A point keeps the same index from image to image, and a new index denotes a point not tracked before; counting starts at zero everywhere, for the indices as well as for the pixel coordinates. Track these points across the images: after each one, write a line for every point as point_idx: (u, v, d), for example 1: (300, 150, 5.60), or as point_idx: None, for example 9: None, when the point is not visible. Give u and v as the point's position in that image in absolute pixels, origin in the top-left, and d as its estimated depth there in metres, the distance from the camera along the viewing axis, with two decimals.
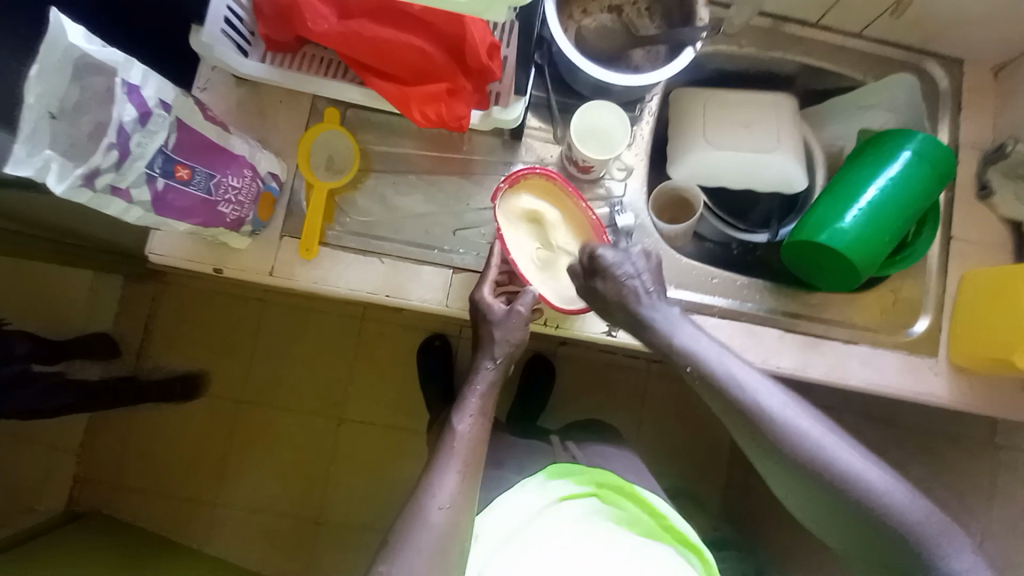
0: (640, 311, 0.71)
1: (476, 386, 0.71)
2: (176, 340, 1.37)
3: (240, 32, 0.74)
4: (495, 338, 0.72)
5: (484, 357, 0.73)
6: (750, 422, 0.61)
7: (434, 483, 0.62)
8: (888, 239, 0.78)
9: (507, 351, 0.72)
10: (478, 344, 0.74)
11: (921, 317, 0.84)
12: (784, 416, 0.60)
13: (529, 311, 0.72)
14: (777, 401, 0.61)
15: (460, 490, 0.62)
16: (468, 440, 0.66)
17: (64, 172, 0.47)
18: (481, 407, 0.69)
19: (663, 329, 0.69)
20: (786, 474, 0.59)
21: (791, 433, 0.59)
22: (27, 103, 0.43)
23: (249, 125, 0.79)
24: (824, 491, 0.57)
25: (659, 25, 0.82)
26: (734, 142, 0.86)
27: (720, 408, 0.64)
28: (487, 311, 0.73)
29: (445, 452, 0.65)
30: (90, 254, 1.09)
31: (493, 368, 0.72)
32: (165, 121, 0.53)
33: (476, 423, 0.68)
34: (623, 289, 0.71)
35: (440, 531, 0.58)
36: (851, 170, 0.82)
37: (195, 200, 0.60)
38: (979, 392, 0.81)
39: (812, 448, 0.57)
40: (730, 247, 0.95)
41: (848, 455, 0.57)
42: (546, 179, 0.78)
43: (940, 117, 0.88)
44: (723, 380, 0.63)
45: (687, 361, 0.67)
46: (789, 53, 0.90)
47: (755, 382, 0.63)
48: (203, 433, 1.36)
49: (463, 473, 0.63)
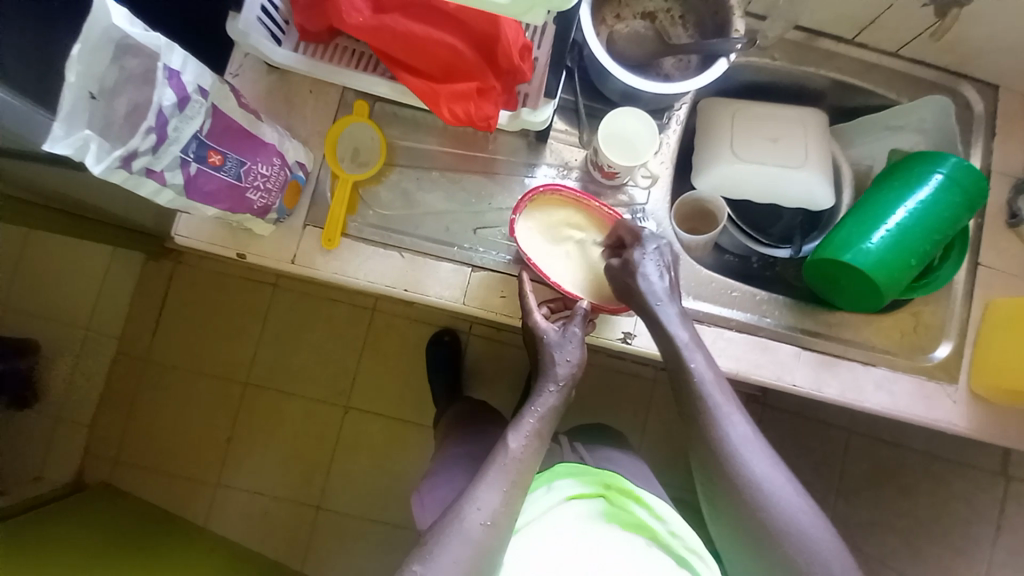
0: (652, 304, 0.68)
1: (535, 409, 0.67)
2: (190, 320, 1.39)
3: (275, 21, 0.75)
4: (559, 360, 0.69)
5: (541, 385, 0.69)
6: (734, 502, 0.60)
7: (476, 495, 0.61)
8: (913, 262, 0.77)
9: (570, 372, 0.69)
10: (539, 371, 0.71)
11: (943, 343, 0.83)
12: (775, 502, 0.59)
13: (579, 352, 0.70)
14: (777, 484, 0.60)
15: (504, 505, 0.61)
16: (520, 463, 0.64)
17: (101, 152, 0.47)
18: (538, 428, 0.66)
19: (694, 364, 0.66)
20: (728, 521, 0.61)
21: (756, 487, 0.60)
22: (67, 81, 0.44)
23: (277, 112, 0.80)
24: (751, 525, 0.59)
25: (691, 34, 0.82)
26: (761, 155, 0.85)
27: (712, 480, 0.62)
28: (542, 336, 0.71)
29: (495, 465, 0.63)
30: (100, 227, 1.10)
31: (555, 393, 0.68)
32: (202, 107, 0.53)
33: (530, 445, 0.65)
34: (647, 276, 0.69)
35: (480, 541, 0.59)
36: (877, 191, 0.81)
37: (224, 185, 0.60)
38: (996, 423, 0.80)
39: (758, 484, 0.60)
40: (749, 260, 0.94)
41: (791, 502, 0.59)
42: (550, 194, 0.79)
43: (973, 142, 0.86)
44: (729, 457, 0.61)
45: (691, 360, 0.66)
46: (819, 68, 0.89)
47: (764, 465, 0.61)
48: (208, 413, 1.37)
49: (508, 493, 0.62)
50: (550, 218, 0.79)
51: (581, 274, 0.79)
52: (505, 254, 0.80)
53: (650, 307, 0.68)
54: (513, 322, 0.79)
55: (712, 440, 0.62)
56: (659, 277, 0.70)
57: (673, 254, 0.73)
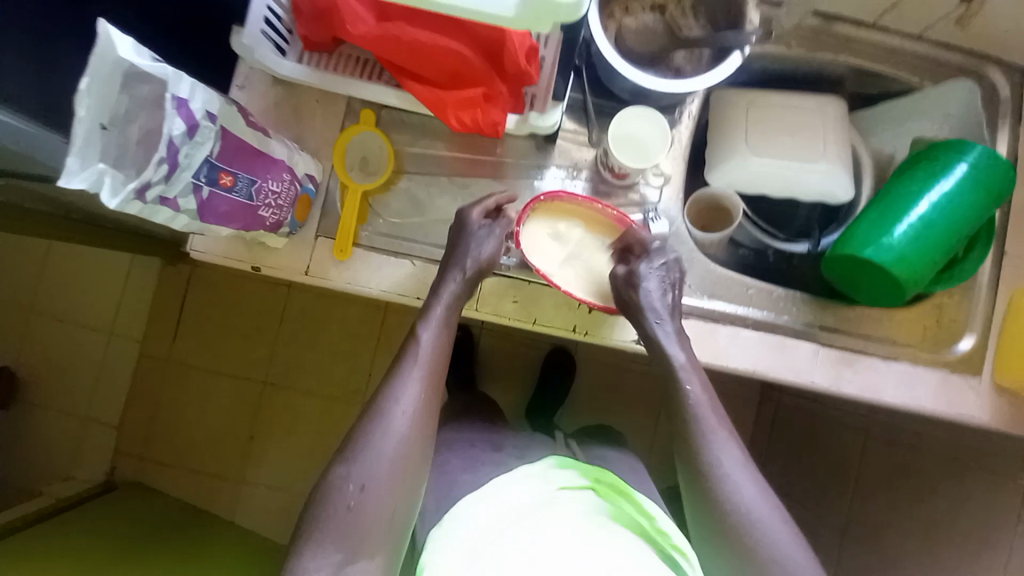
0: (652, 330, 0.69)
1: (441, 298, 0.69)
2: (209, 321, 1.42)
3: (278, 31, 0.75)
4: (470, 252, 0.70)
5: (444, 269, 0.71)
6: (721, 529, 0.59)
7: (397, 388, 0.63)
8: (937, 257, 0.75)
9: (478, 265, 0.71)
10: (450, 256, 0.72)
11: (966, 335, 0.81)
12: (756, 522, 0.59)
13: (490, 250, 0.71)
14: (763, 509, 0.59)
15: (422, 395, 0.64)
16: (431, 352, 0.66)
17: (116, 185, 0.47)
18: (443, 316, 0.69)
19: (688, 387, 0.66)
20: (714, 549, 0.60)
21: (738, 510, 0.59)
22: (78, 116, 0.43)
23: (285, 123, 0.80)
24: (735, 548, 0.58)
25: (703, 26, 0.79)
26: (776, 148, 0.83)
27: (697, 502, 0.61)
28: (466, 225, 0.72)
29: (408, 360, 0.65)
30: (114, 235, 1.09)
31: (460, 283, 0.70)
32: (212, 132, 0.53)
33: (439, 335, 0.67)
34: (649, 300, 0.70)
35: (407, 438, 0.61)
36: (898, 182, 0.78)
37: (237, 205, 0.60)
38: (1021, 417, 0.78)
39: (741, 510, 0.59)
40: (765, 254, 0.92)
41: (773, 526, 0.59)
42: (553, 201, 0.76)
43: (1000, 127, 0.82)
44: (717, 479, 0.61)
45: (687, 381, 0.66)
46: (837, 54, 0.86)
47: (749, 488, 0.60)
48: (231, 412, 1.41)
49: (427, 382, 0.64)
50: (552, 227, 0.77)
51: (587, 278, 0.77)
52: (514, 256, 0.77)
53: (650, 326, 0.69)
54: (526, 327, 0.79)
55: (700, 463, 0.62)
56: (660, 295, 0.71)
57: (680, 271, 0.74)
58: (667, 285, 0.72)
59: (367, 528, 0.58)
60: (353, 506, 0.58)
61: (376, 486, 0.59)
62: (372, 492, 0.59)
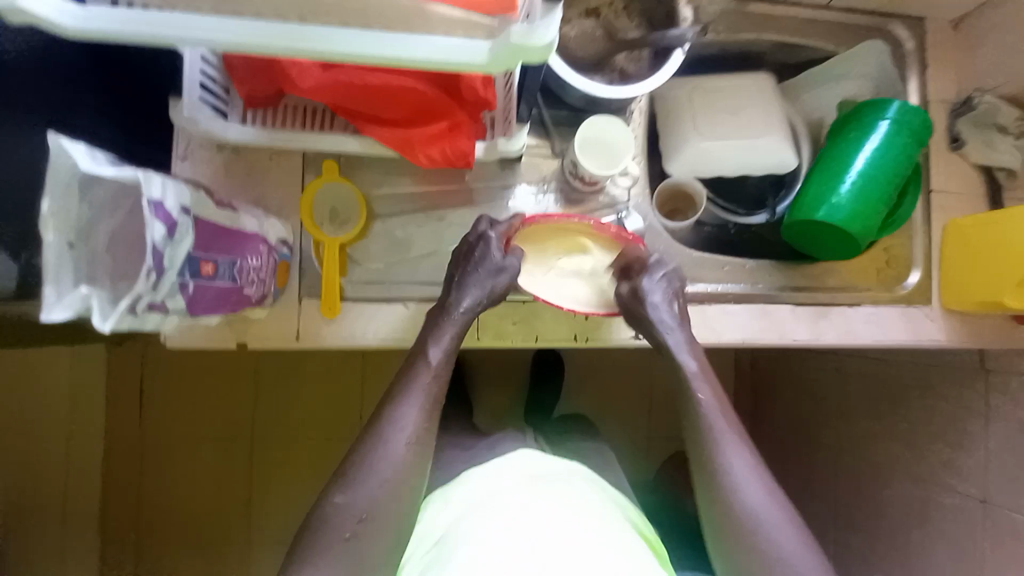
0: (662, 341, 0.72)
1: (453, 319, 0.68)
2: (179, 395, 1.33)
3: (216, 93, 0.71)
4: (486, 272, 0.70)
5: (449, 292, 0.70)
6: (734, 525, 0.62)
7: (397, 416, 0.62)
8: (882, 207, 0.82)
9: (493, 289, 0.70)
10: (459, 279, 0.70)
11: (912, 271, 0.90)
12: (759, 516, 0.62)
13: (499, 287, 0.70)
14: (770, 515, 0.63)
15: (423, 422, 0.63)
16: (440, 372, 0.66)
17: (106, 309, 0.45)
18: (452, 340, 0.68)
19: (700, 395, 0.69)
20: (721, 541, 0.63)
21: (746, 507, 0.63)
22: (46, 241, 0.42)
23: (242, 189, 0.76)
24: (745, 540, 0.62)
25: (638, 25, 0.83)
26: (723, 130, 0.88)
27: (708, 508, 0.64)
28: (481, 251, 0.70)
29: (412, 384, 0.64)
30: (91, 332, 1.01)
31: (473, 305, 0.69)
32: (189, 226, 0.50)
33: (449, 355, 0.67)
34: (658, 315, 0.73)
35: (402, 461, 0.60)
36: (835, 145, 0.85)
37: (223, 290, 0.58)
38: (971, 330, 0.88)
39: (747, 506, 0.63)
40: (727, 228, 0.98)
41: (774, 520, 0.62)
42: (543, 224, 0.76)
43: (909, 78, 0.92)
44: (724, 482, 0.64)
45: (698, 389, 0.69)
46: (761, 34, 0.92)
47: (754, 485, 0.64)
48: (222, 482, 1.33)
49: (427, 408, 0.63)
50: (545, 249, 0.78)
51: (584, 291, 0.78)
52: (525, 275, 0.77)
53: (659, 333, 0.72)
54: (529, 345, 0.81)
55: (711, 466, 0.65)
56: (667, 307, 0.74)
57: (680, 280, 0.77)
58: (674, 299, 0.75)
59: (370, 555, 0.58)
60: (350, 537, 0.57)
61: (374, 515, 0.58)
62: (372, 521, 0.58)
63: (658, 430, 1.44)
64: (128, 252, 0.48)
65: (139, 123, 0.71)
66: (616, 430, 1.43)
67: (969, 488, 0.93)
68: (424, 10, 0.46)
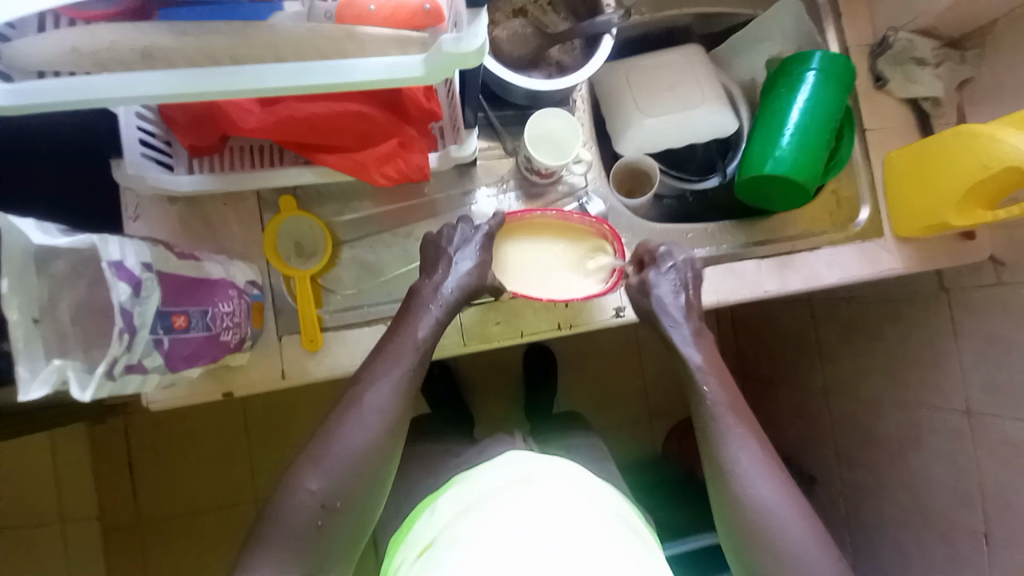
0: (668, 329, 0.76)
1: (435, 301, 0.70)
2: (169, 461, 1.29)
3: (158, 147, 0.70)
4: (464, 253, 0.72)
5: (436, 267, 0.72)
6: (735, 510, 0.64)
7: (369, 412, 0.62)
8: (822, 152, 0.87)
9: (465, 268, 0.71)
10: (429, 262, 0.72)
11: (862, 208, 0.94)
12: (762, 503, 0.64)
13: (475, 259, 0.72)
14: (774, 504, 0.64)
15: (394, 425, 0.63)
16: (427, 348, 0.67)
17: (83, 379, 0.45)
18: (440, 317, 0.69)
19: (706, 389, 0.72)
20: (726, 523, 0.65)
21: (748, 493, 0.64)
22: (12, 320, 0.41)
23: (202, 238, 0.75)
24: (749, 523, 0.63)
25: (566, 18, 0.85)
26: (662, 106, 0.91)
27: (719, 502, 0.67)
28: (449, 236, 0.73)
29: (397, 372, 0.65)
30: (68, 414, 0.97)
31: (453, 283, 0.70)
32: (155, 281, 0.50)
33: (434, 330, 0.68)
34: (666, 304, 0.76)
35: (374, 452, 0.61)
36: (770, 101, 0.90)
37: (199, 340, 0.57)
38: (925, 254, 0.92)
39: (749, 491, 0.64)
40: (685, 198, 1.01)
41: (775, 504, 0.64)
42: (523, 219, 0.78)
43: (827, 29, 0.96)
44: (731, 473, 0.66)
45: (703, 382, 0.72)
46: (682, 10, 0.96)
47: (754, 471, 0.66)
48: (225, 543, 1.28)
49: (397, 400, 0.64)
50: (531, 243, 0.79)
51: (564, 284, 0.78)
52: (508, 269, 0.78)
53: (669, 326, 0.76)
54: (517, 341, 0.82)
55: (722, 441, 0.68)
56: (676, 298, 0.77)
57: (693, 271, 0.79)
58: (691, 288, 0.78)
59: (341, 545, 0.59)
60: (322, 526, 0.58)
61: (347, 505, 0.59)
62: (343, 510, 0.59)
63: (657, 404, 1.46)
64: (96, 322, 0.47)
65: (87, 190, 0.70)
66: (617, 412, 1.45)
67: (955, 404, 0.98)
68: (353, 33, 0.48)
